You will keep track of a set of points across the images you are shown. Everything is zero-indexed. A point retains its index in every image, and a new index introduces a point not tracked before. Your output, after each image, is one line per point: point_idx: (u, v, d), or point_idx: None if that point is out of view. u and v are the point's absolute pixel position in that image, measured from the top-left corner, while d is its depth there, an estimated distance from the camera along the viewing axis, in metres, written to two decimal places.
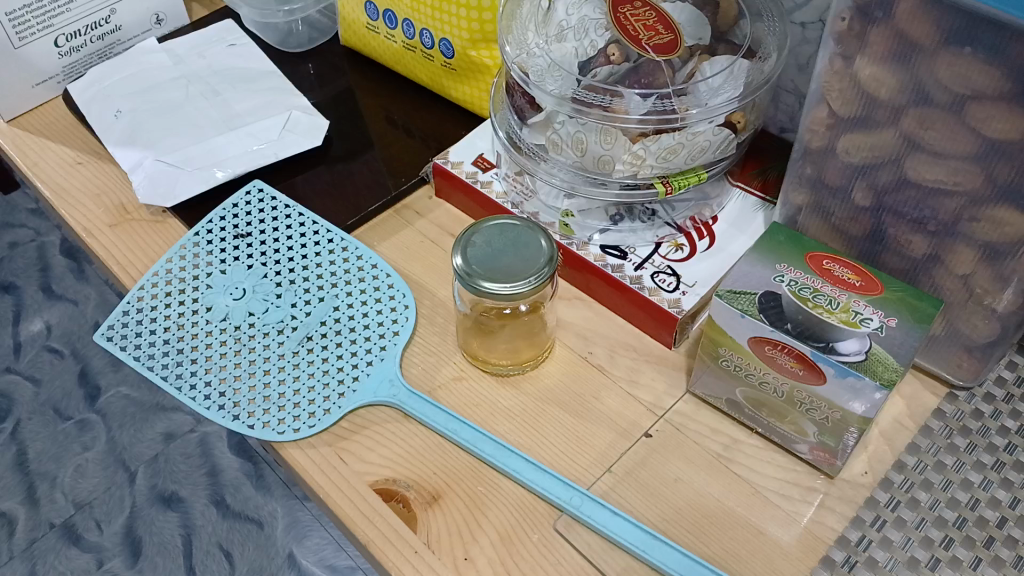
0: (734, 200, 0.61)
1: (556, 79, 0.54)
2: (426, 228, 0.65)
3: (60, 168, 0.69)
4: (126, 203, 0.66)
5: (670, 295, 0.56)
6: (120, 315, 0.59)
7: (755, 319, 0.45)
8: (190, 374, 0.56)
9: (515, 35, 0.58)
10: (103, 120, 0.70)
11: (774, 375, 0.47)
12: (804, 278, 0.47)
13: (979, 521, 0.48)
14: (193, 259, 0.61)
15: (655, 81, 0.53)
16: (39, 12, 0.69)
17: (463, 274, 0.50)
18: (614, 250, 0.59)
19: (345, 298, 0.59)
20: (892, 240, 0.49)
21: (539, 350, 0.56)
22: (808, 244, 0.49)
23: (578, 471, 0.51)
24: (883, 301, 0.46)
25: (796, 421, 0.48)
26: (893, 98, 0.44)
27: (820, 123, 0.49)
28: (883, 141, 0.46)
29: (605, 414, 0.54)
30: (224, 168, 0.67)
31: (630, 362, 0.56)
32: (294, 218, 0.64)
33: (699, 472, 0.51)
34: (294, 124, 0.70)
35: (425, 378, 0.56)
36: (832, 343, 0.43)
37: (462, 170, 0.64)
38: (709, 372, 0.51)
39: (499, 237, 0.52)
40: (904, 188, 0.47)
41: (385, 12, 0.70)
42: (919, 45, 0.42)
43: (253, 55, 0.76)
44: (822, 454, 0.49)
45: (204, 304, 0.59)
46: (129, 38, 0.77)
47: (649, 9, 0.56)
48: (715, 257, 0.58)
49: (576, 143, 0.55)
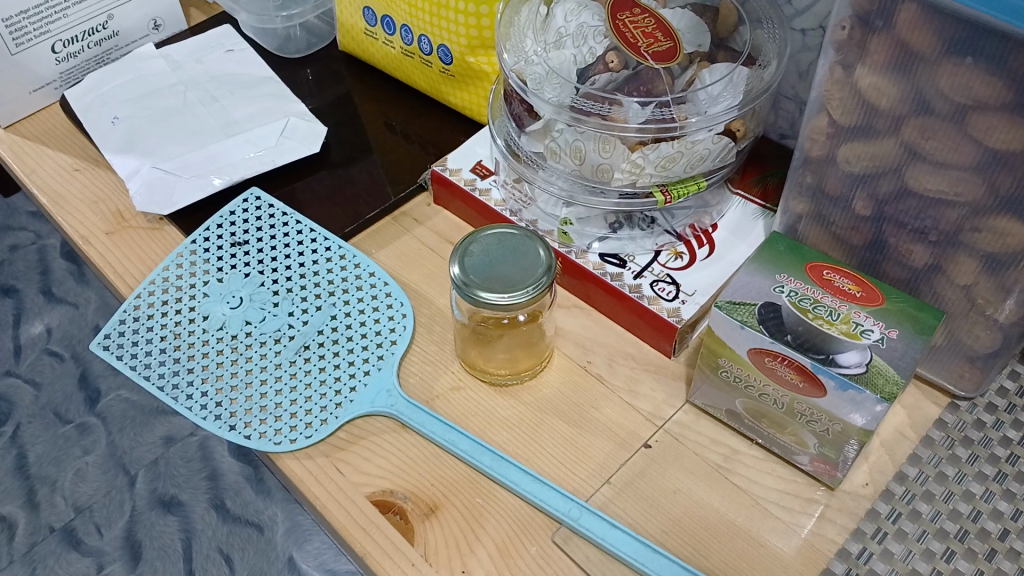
0: (734, 207, 0.61)
1: (554, 88, 0.54)
2: (425, 235, 0.65)
3: (57, 174, 0.68)
4: (124, 210, 0.66)
5: (669, 304, 0.55)
6: (116, 323, 0.58)
7: (755, 331, 0.44)
8: (187, 384, 0.55)
9: (513, 42, 0.58)
10: (100, 127, 0.70)
11: (774, 387, 0.46)
12: (804, 289, 0.46)
13: (981, 533, 0.48)
14: (190, 267, 0.61)
15: (654, 89, 0.53)
16: (36, 18, 0.69)
17: (460, 284, 0.50)
18: (613, 258, 0.58)
19: (342, 307, 0.58)
20: (892, 250, 0.49)
21: (541, 355, 0.56)
22: (808, 253, 0.48)
23: (576, 482, 0.51)
24: (884, 312, 0.45)
25: (796, 433, 0.48)
26: (893, 108, 0.44)
27: (820, 132, 0.48)
28: (883, 150, 0.46)
29: (604, 424, 0.53)
30: (221, 175, 0.66)
31: (629, 372, 0.56)
32: (292, 226, 0.63)
33: (698, 483, 0.51)
34: (292, 131, 0.70)
35: (422, 388, 0.55)
36: (832, 355, 0.43)
37: (460, 177, 0.64)
38: (709, 382, 0.50)
39: (497, 246, 0.52)
40: (905, 198, 0.46)
41: (384, 18, 0.70)
42: (920, 54, 0.41)
43: (252, 61, 0.75)
44: (822, 465, 0.49)
45: (201, 313, 0.59)
46: (127, 43, 0.77)
47: (648, 16, 0.56)
48: (715, 265, 0.57)
49: (575, 151, 0.54)
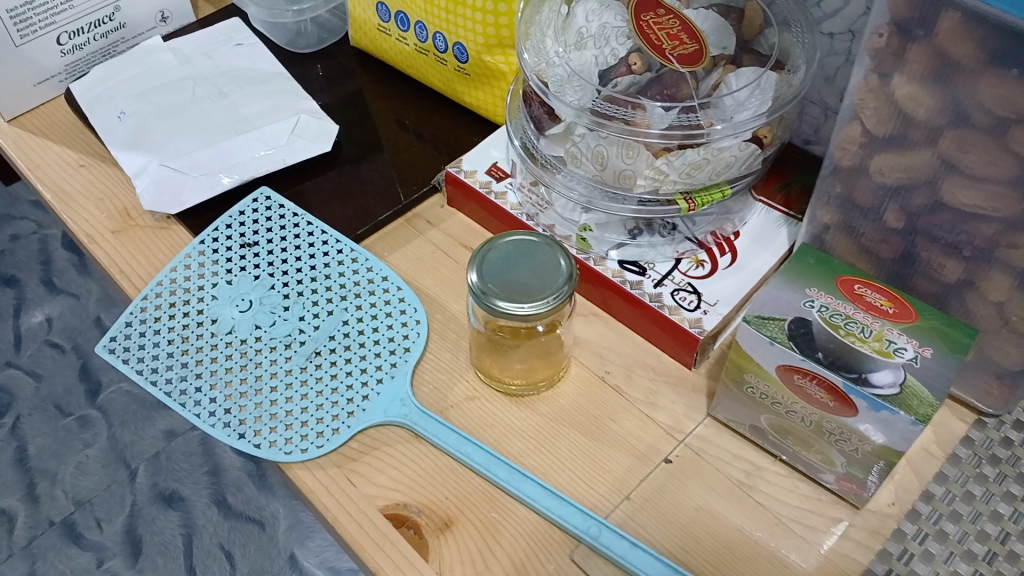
0: (757, 214, 0.59)
1: (575, 90, 0.52)
2: (438, 238, 0.63)
3: (62, 170, 0.67)
4: (131, 208, 0.64)
5: (691, 314, 0.54)
6: (122, 326, 0.57)
7: (785, 347, 0.43)
8: (195, 390, 0.54)
9: (533, 42, 0.56)
10: (107, 122, 0.68)
11: (803, 405, 0.45)
12: (835, 304, 0.45)
13: (1010, 555, 0.47)
14: (199, 268, 0.60)
15: (679, 92, 0.52)
16: (41, 9, 0.67)
17: (478, 292, 0.49)
18: (633, 266, 0.57)
19: (354, 312, 0.57)
20: (924, 263, 0.48)
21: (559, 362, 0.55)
22: (838, 267, 0.47)
23: (595, 497, 0.49)
24: (918, 330, 0.44)
25: (823, 451, 0.47)
26: (930, 119, 0.42)
27: (852, 141, 0.47)
28: (919, 161, 0.44)
29: (622, 438, 0.52)
30: (231, 173, 0.65)
31: (648, 383, 0.55)
32: (303, 226, 0.62)
33: (720, 500, 0.49)
34: (303, 129, 0.68)
35: (436, 397, 0.54)
36: (864, 374, 0.42)
37: (476, 179, 0.63)
38: (732, 397, 0.49)
39: (517, 252, 0.51)
40: (939, 211, 0.45)
41: (398, 14, 0.68)
42: (961, 65, 0.40)
43: (262, 56, 0.74)
44: (848, 484, 0.48)
45: (210, 316, 0.58)
46: (133, 36, 0.75)
47: (672, 17, 0.54)
48: (738, 274, 0.56)
49: (597, 156, 0.53)
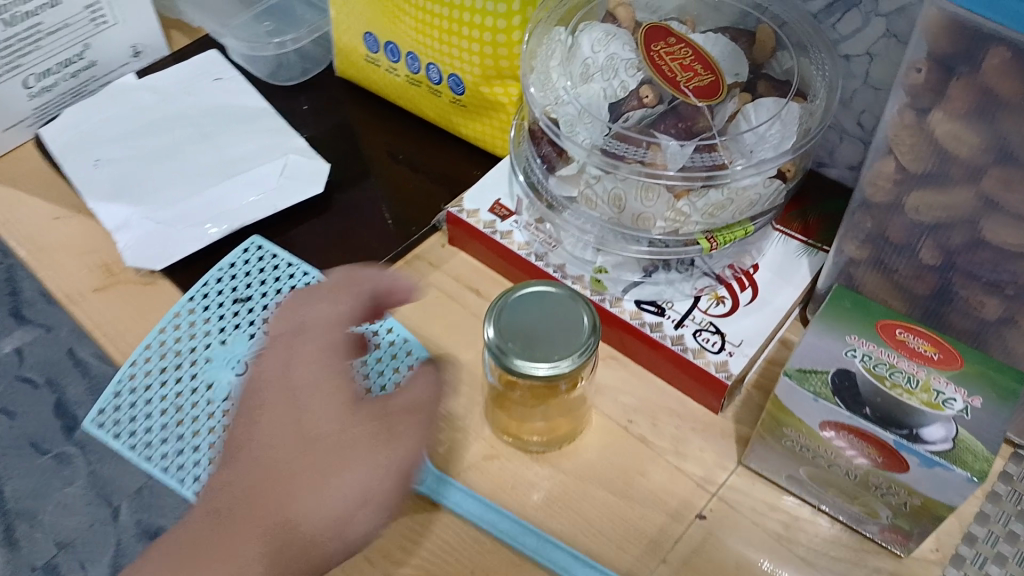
0: (776, 244, 0.57)
1: (588, 129, 0.50)
2: (441, 281, 0.60)
3: (38, 223, 0.63)
4: (114, 263, 0.61)
5: (716, 357, 0.52)
6: (111, 397, 0.53)
7: (830, 402, 0.41)
8: (194, 463, 0.51)
9: (539, 73, 0.53)
10: (82, 170, 0.64)
11: (847, 460, 0.43)
12: (878, 352, 0.42)
13: None
14: (190, 328, 0.56)
15: (695, 125, 0.49)
16: (6, 50, 0.63)
17: (496, 350, 0.46)
18: (651, 305, 0.54)
19: (359, 370, 0.54)
20: (961, 301, 0.45)
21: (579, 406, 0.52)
22: (876, 310, 0.44)
23: (629, 560, 0.47)
24: (966, 377, 0.42)
25: (868, 503, 0.45)
26: (973, 157, 0.40)
27: (885, 177, 0.44)
28: (958, 200, 0.42)
29: (652, 494, 0.50)
30: (217, 223, 0.61)
31: (674, 431, 0.52)
32: (298, 277, 0.59)
33: (759, 557, 0.47)
34: (292, 170, 0.65)
35: (452, 458, 0.51)
36: (916, 430, 0.40)
37: (479, 219, 0.59)
38: (769, 448, 0.47)
39: (536, 307, 0.48)
40: (980, 249, 0.43)
41: (388, 44, 0.65)
42: (1008, 103, 0.37)
43: (243, 91, 0.70)
44: (894, 535, 0.46)
45: (205, 381, 0.54)
46: (105, 74, 0.71)
47: (683, 46, 0.52)
48: (761, 311, 0.54)
49: (614, 199, 0.50)
